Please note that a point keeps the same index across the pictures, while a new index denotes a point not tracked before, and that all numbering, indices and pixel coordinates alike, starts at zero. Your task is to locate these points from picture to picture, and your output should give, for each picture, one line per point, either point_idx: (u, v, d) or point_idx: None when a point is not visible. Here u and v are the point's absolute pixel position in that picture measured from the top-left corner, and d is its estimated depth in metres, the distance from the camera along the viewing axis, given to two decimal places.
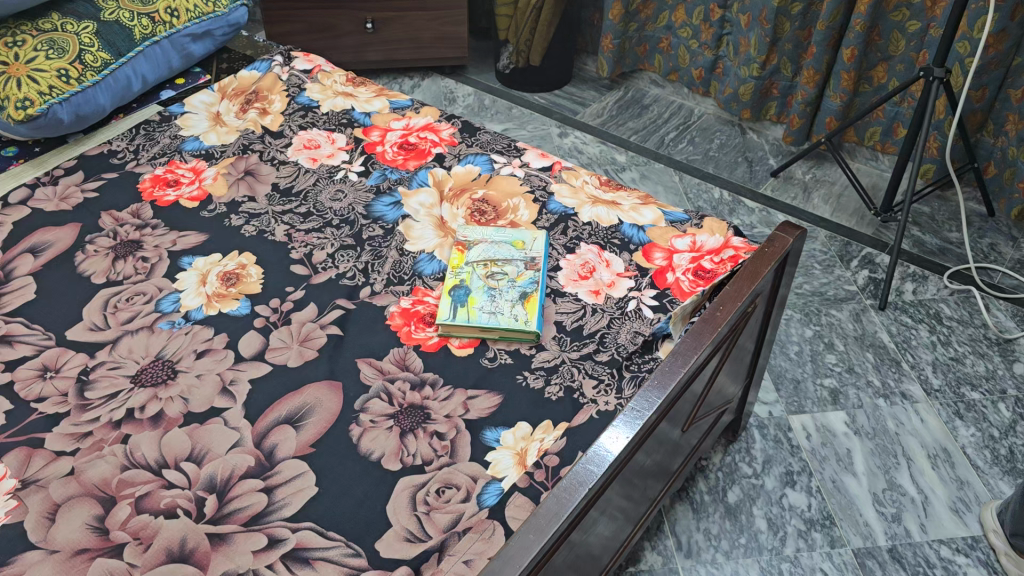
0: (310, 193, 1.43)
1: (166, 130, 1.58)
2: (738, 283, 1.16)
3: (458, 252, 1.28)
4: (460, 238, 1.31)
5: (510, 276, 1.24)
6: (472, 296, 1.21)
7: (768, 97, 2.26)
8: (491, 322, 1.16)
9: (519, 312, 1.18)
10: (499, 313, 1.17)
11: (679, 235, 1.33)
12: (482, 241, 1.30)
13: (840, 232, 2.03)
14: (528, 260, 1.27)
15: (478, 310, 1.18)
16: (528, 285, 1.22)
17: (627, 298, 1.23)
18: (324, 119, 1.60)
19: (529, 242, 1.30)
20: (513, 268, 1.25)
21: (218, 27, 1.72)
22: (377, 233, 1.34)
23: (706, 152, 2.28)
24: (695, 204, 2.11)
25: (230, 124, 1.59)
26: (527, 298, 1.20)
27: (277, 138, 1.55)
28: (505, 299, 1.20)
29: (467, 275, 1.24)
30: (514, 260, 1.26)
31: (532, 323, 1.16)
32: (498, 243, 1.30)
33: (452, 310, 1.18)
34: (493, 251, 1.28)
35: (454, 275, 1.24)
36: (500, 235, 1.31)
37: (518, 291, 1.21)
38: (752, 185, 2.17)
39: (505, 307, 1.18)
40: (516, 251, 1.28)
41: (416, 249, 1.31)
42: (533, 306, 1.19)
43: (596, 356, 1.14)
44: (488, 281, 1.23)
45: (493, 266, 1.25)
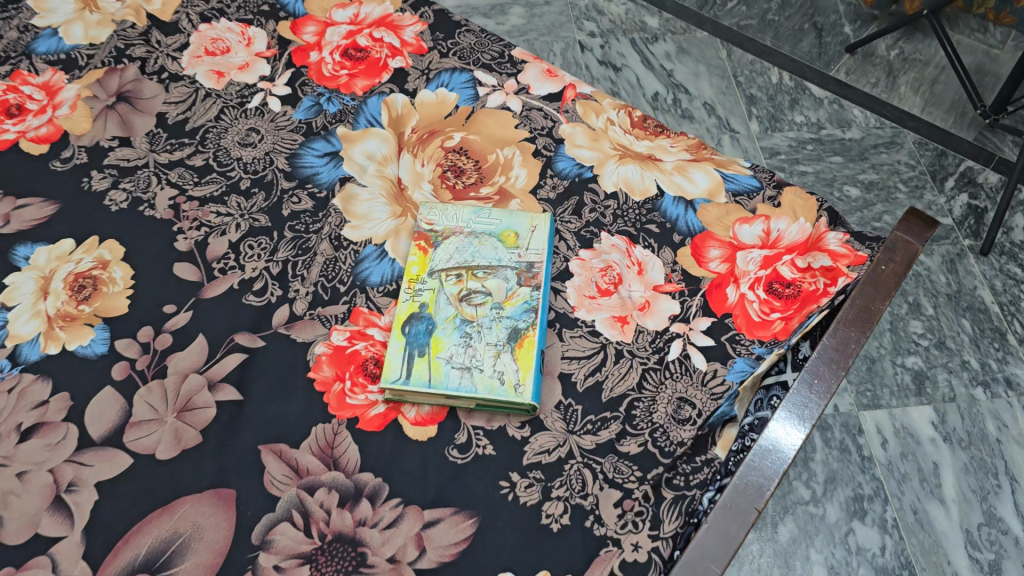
0: (210, 131, 0.98)
1: (11, 18, 1.09)
2: (845, 330, 0.76)
3: (422, 250, 0.86)
4: (424, 223, 0.88)
5: (496, 299, 0.83)
6: (438, 333, 0.80)
7: None
8: (466, 386, 0.77)
9: (507, 368, 0.78)
10: (478, 369, 0.78)
11: (747, 220, 0.91)
12: (457, 230, 0.88)
13: (933, 136, 1.57)
14: (524, 268, 0.85)
15: (447, 363, 0.78)
16: (521, 315, 0.82)
17: (669, 335, 0.83)
18: (239, 4, 1.12)
19: (523, 234, 0.87)
20: (499, 284, 0.84)
21: None
22: (304, 207, 0.92)
23: (763, 14, 1.74)
24: (745, 92, 1.63)
25: (105, 9, 1.10)
26: (520, 340, 0.80)
27: (168, 36, 1.08)
28: (486, 342, 0.80)
29: (433, 295, 0.83)
30: (502, 267, 0.85)
31: (527, 388, 0.77)
32: (479, 235, 0.87)
33: (406, 362, 0.78)
34: (472, 250, 0.86)
35: (412, 295, 0.83)
36: (482, 221, 0.88)
37: (505, 326, 0.81)
38: (822, 65, 1.67)
39: (487, 357, 0.79)
40: (505, 251, 0.86)
41: (359, 239, 0.89)
42: (527, 355, 0.79)
43: (620, 447, 0.76)
44: (462, 306, 0.82)
45: (471, 279, 0.84)
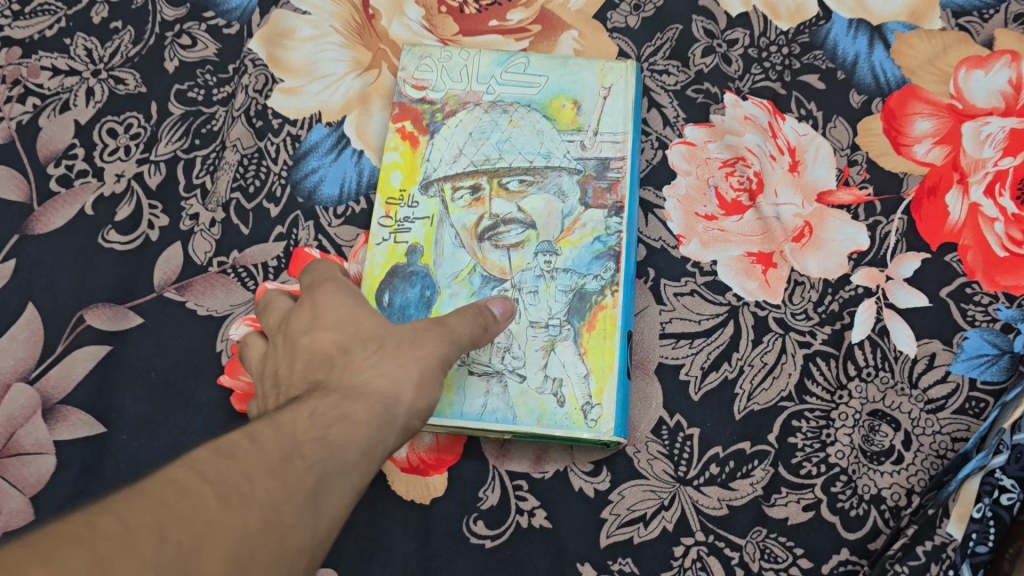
0: None
1: None
2: None
3: (410, 142, 0.50)
4: (410, 86, 0.51)
5: (547, 234, 0.47)
6: (443, 308, 0.46)
7: None
8: (497, 413, 0.44)
9: (569, 375, 0.44)
10: (517, 379, 0.44)
11: (979, 64, 0.52)
12: (471, 101, 0.51)
13: None
14: (592, 170, 0.49)
15: (462, 368, 0.45)
16: (591, 264, 0.46)
17: (849, 292, 0.47)
18: None
19: (590, 104, 0.50)
20: (549, 201, 0.48)
21: None
22: (202, 54, 0.52)
23: None
24: None
25: None
26: (591, 315, 0.45)
27: None
28: (529, 323, 0.46)
29: (431, 232, 0.47)
30: (557, 169, 0.49)
31: (605, 414, 0.43)
32: (508, 104, 0.50)
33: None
34: (498, 140, 0.50)
35: (395, 235, 0.47)
36: (513, 80, 0.51)
37: (563, 287, 0.46)
38: None
39: (533, 354, 0.45)
40: (558, 137, 0.50)
41: (300, 114, 0.51)
42: (604, 340, 0.45)
43: (771, 509, 0.43)
44: (482, 251, 0.47)
45: (496, 198, 0.48)
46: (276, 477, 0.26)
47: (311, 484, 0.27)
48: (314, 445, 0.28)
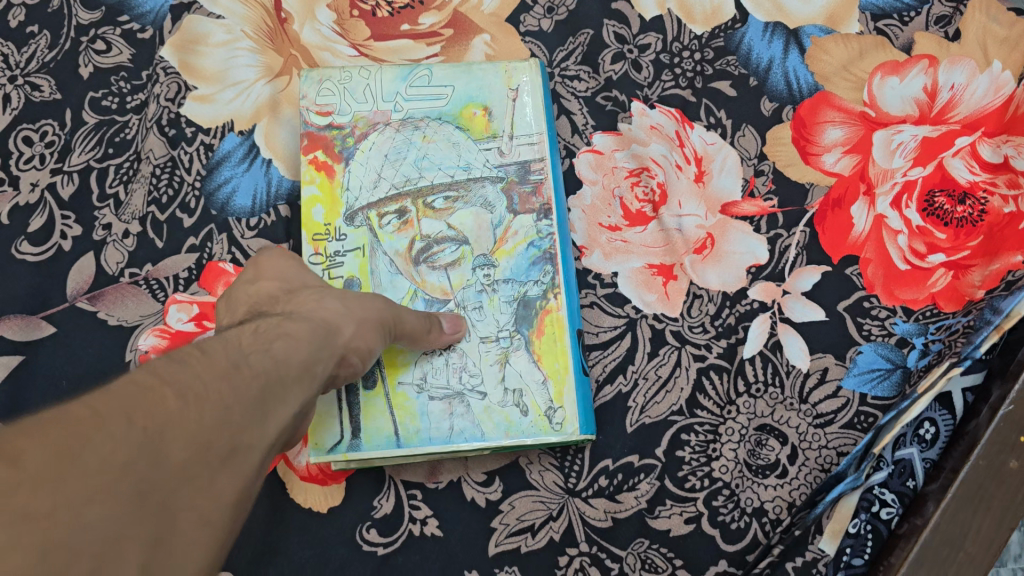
0: None
1: None
2: None
3: (326, 173, 0.49)
4: (315, 113, 0.50)
5: (481, 247, 0.48)
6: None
7: None
8: (464, 434, 0.45)
9: (527, 384, 0.45)
10: (476, 397, 0.45)
11: (895, 70, 0.51)
12: (381, 122, 0.50)
13: None
14: (514, 175, 0.49)
15: (420, 395, 0.46)
16: (530, 270, 0.47)
17: (745, 306, 0.48)
18: None
19: (500, 111, 0.50)
20: (475, 214, 0.48)
21: None
22: (117, 60, 0.53)
23: None
24: None
25: None
26: (537, 321, 0.47)
27: None
28: (479, 338, 0.47)
29: (364, 263, 0.48)
30: (479, 179, 0.49)
31: (569, 416, 0.45)
32: (420, 121, 0.50)
33: (346, 412, 0.45)
34: (416, 158, 0.50)
35: (331, 273, 0.48)
36: (420, 94, 0.51)
37: (509, 295, 0.47)
38: None
39: (489, 369, 0.46)
40: (476, 148, 0.50)
41: (211, 123, 0.52)
42: (549, 346, 0.46)
43: (653, 521, 0.45)
44: (420, 274, 0.47)
45: (424, 218, 0.48)
46: (224, 378, 0.27)
47: (256, 390, 0.27)
48: (257, 357, 0.29)
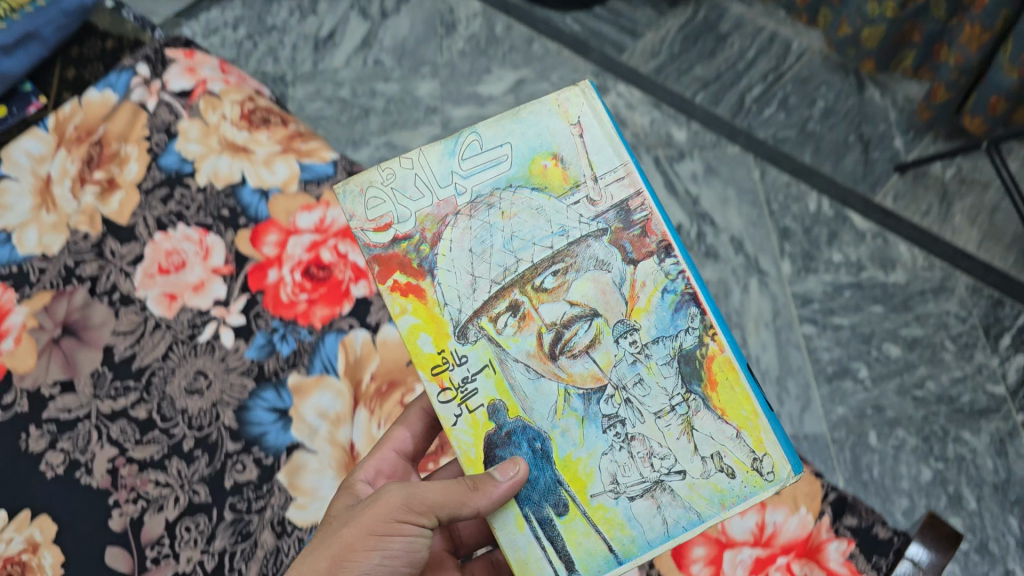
0: (156, 374, 0.93)
1: None
2: None
3: (414, 294, 0.71)
4: (373, 230, 0.72)
5: (623, 311, 0.70)
6: (566, 452, 0.68)
7: (907, 38, 1.49)
8: (679, 523, 0.66)
9: (726, 447, 0.67)
10: (677, 479, 0.67)
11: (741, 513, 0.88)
12: (453, 214, 0.72)
13: (987, 280, 1.37)
14: (615, 226, 0.71)
15: (618, 501, 0.67)
16: (670, 316, 0.69)
17: None
18: (200, 202, 1.05)
19: (570, 150, 0.73)
20: (593, 287, 0.70)
21: (45, 24, 1.19)
22: (248, 476, 0.87)
23: (804, 126, 1.57)
24: (777, 225, 1.46)
25: (62, 208, 1.07)
26: (706, 377, 0.68)
27: (123, 244, 1.03)
28: (655, 415, 0.68)
29: (498, 380, 0.69)
30: (585, 238, 0.71)
31: (776, 465, 0.66)
32: (492, 196, 0.72)
33: (545, 554, 0.65)
34: (505, 240, 0.71)
35: (466, 408, 0.68)
36: (481, 162, 0.73)
37: (664, 352, 0.69)
38: (867, 190, 1.48)
39: (681, 444, 0.67)
40: (565, 206, 0.72)
41: (306, 524, 0.85)
42: (722, 387, 0.68)
43: None
44: (564, 370, 0.69)
45: (540, 305, 0.70)
46: None
47: None
48: None
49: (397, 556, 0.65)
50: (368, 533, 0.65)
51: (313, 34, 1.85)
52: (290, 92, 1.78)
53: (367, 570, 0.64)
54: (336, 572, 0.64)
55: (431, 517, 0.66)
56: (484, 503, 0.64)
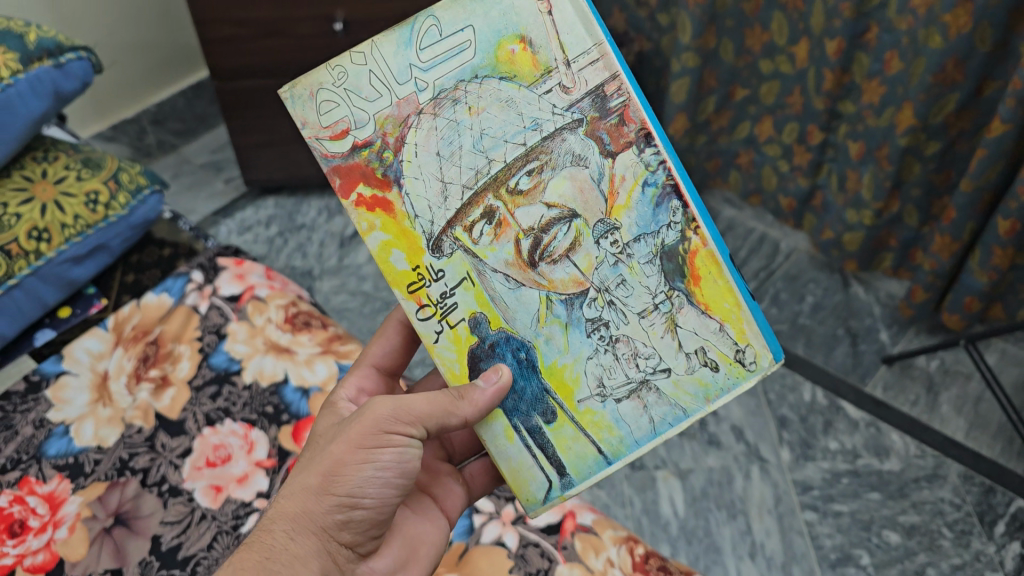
0: (201, 563, 1.00)
1: (30, 409, 1.15)
2: None
3: (382, 205, 0.76)
4: (335, 139, 0.74)
5: (602, 210, 0.75)
6: (551, 360, 0.78)
7: (884, 244, 1.65)
8: (665, 419, 0.78)
9: (709, 339, 0.75)
10: (661, 377, 0.77)
11: None
12: (415, 113, 0.74)
13: (978, 468, 1.44)
14: (591, 114, 0.73)
15: (603, 404, 0.78)
16: (652, 209, 0.74)
17: None
18: (245, 398, 1.16)
19: (539, 33, 0.72)
20: (569, 190, 0.75)
21: (115, 236, 1.33)
22: None
23: (795, 319, 1.70)
24: (776, 413, 1.55)
25: (117, 403, 1.16)
26: (688, 273, 0.75)
27: (173, 436, 1.13)
28: (638, 315, 0.76)
29: (477, 294, 0.77)
30: (558, 131, 0.73)
31: (757, 353, 0.74)
32: (456, 89, 0.73)
33: (536, 461, 0.79)
34: (474, 138, 0.74)
35: (447, 322, 0.78)
36: (443, 50, 0.72)
37: (646, 249, 0.75)
38: (857, 380, 1.58)
39: (664, 343, 0.77)
40: (538, 95, 0.73)
41: None
42: (704, 282, 0.74)
43: None
44: (546, 276, 0.77)
45: (515, 207, 0.75)
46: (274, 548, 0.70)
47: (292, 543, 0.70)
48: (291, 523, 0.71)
49: (388, 467, 0.72)
50: (356, 447, 0.72)
51: (339, 232, 2.00)
52: (316, 284, 1.89)
53: (357, 483, 0.71)
54: (328, 490, 0.71)
55: (418, 427, 0.74)
56: (470, 411, 0.75)
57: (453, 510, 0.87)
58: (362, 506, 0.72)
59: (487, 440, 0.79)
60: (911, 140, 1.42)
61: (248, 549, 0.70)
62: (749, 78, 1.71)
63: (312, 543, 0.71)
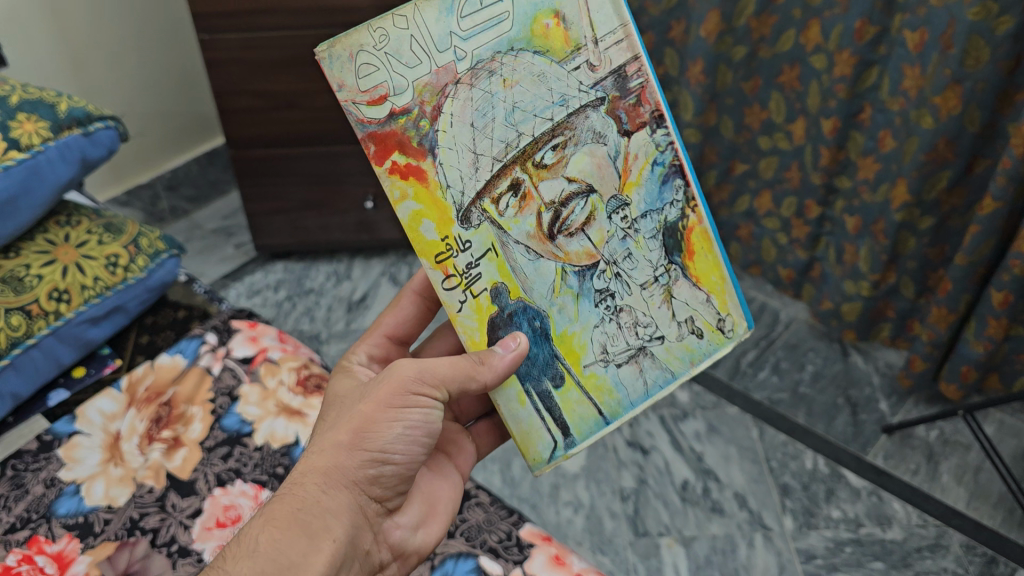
0: None
1: (41, 468, 1.15)
2: None
3: (413, 175, 0.73)
4: (369, 103, 0.71)
5: (616, 186, 0.79)
6: (562, 328, 0.81)
7: (881, 315, 1.69)
8: (657, 382, 0.84)
9: (697, 308, 0.83)
10: (656, 343, 0.83)
11: None
12: (452, 82, 0.72)
13: (980, 538, 1.45)
14: (613, 92, 0.77)
15: (605, 369, 0.83)
16: (657, 188, 0.80)
17: None
18: (256, 459, 1.17)
19: (571, 9, 0.74)
20: (588, 166, 0.78)
21: (132, 298, 1.36)
22: None
23: (796, 388, 1.72)
24: (778, 481, 1.56)
25: (129, 463, 1.16)
26: (684, 247, 0.82)
27: (184, 496, 1.12)
28: (640, 286, 0.82)
29: (500, 265, 0.78)
30: (583, 108, 0.76)
31: (736, 321, 0.84)
32: (493, 60, 0.72)
33: (544, 423, 0.82)
34: (507, 111, 0.74)
35: (471, 293, 0.78)
36: (482, 21, 0.72)
37: (652, 225, 0.81)
38: (858, 449, 1.60)
39: (661, 311, 0.83)
40: (567, 71, 0.75)
41: None
42: (696, 256, 0.82)
43: None
44: (561, 248, 0.80)
45: (540, 181, 0.77)
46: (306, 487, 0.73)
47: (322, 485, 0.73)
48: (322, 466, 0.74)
49: (416, 426, 0.75)
50: (387, 405, 0.75)
51: (346, 297, 2.04)
52: (324, 347, 1.90)
53: (388, 440, 0.74)
54: (359, 446, 0.74)
55: (441, 390, 0.77)
56: (491, 377, 0.77)
57: (462, 466, 0.92)
58: (390, 461, 0.75)
59: (500, 404, 0.81)
60: (906, 214, 1.47)
61: (281, 500, 0.72)
62: (748, 155, 1.77)
63: (346, 497, 0.73)
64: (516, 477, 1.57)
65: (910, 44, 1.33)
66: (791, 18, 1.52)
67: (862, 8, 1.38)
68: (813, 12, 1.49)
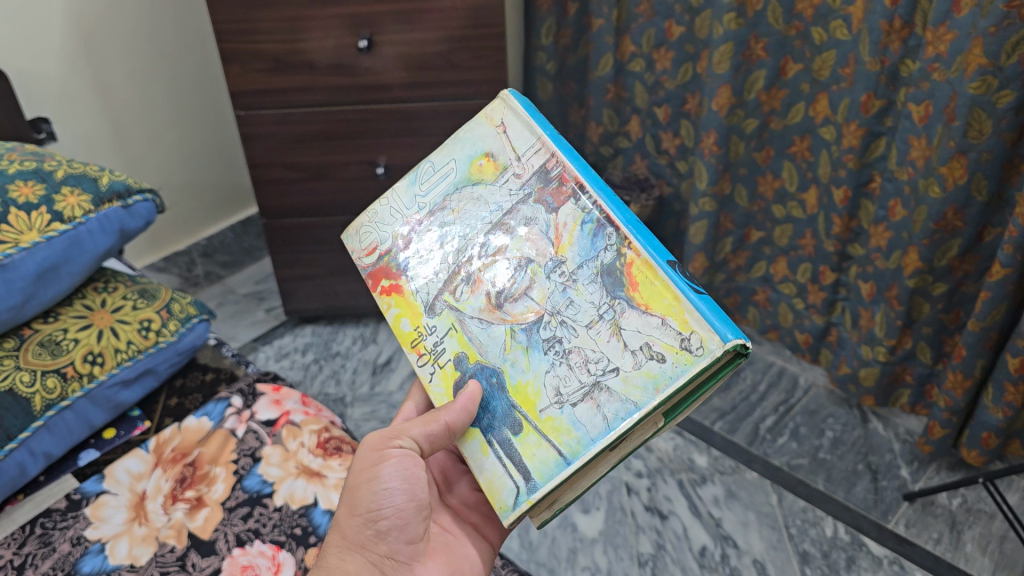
0: None
1: (68, 526, 1.18)
2: None
3: (393, 292, 0.93)
4: (365, 254, 0.98)
5: (551, 251, 0.83)
6: (515, 379, 0.81)
7: (900, 381, 1.69)
8: (618, 415, 0.72)
9: (653, 334, 0.73)
10: (612, 376, 0.74)
11: None
12: (418, 224, 0.95)
13: None
14: (537, 185, 0.86)
15: (562, 411, 0.76)
16: (589, 241, 0.80)
17: None
18: (276, 519, 1.20)
19: (498, 146, 0.91)
20: (524, 244, 0.85)
21: (161, 360, 1.41)
22: None
23: (815, 453, 1.72)
24: (798, 548, 1.54)
25: (153, 522, 1.20)
26: (627, 280, 0.76)
27: (204, 556, 1.15)
28: (586, 326, 0.78)
29: (459, 338, 0.86)
30: (516, 206, 0.87)
31: (698, 338, 0.70)
32: (445, 201, 0.93)
33: (506, 470, 0.77)
34: (457, 228, 0.91)
35: (439, 364, 0.87)
36: (434, 180, 0.95)
37: (589, 273, 0.79)
38: (878, 517, 1.58)
39: (610, 345, 0.75)
40: (500, 187, 0.89)
41: None
42: (642, 283, 0.75)
43: None
44: (508, 313, 0.83)
45: (486, 266, 0.87)
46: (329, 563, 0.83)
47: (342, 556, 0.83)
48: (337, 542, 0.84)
49: (394, 478, 0.82)
50: (367, 468, 0.84)
51: (372, 360, 2.09)
52: (348, 410, 1.94)
53: (371, 498, 0.83)
54: (352, 513, 0.83)
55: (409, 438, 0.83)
56: (451, 415, 0.80)
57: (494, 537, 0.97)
58: (383, 516, 0.83)
59: (469, 456, 0.82)
60: (918, 281, 1.48)
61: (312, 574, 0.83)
62: (763, 222, 1.81)
63: (357, 559, 0.83)
64: (533, 540, 1.58)
65: (915, 117, 1.37)
66: (800, 91, 1.59)
67: (867, 83, 1.44)
68: (821, 87, 1.55)
